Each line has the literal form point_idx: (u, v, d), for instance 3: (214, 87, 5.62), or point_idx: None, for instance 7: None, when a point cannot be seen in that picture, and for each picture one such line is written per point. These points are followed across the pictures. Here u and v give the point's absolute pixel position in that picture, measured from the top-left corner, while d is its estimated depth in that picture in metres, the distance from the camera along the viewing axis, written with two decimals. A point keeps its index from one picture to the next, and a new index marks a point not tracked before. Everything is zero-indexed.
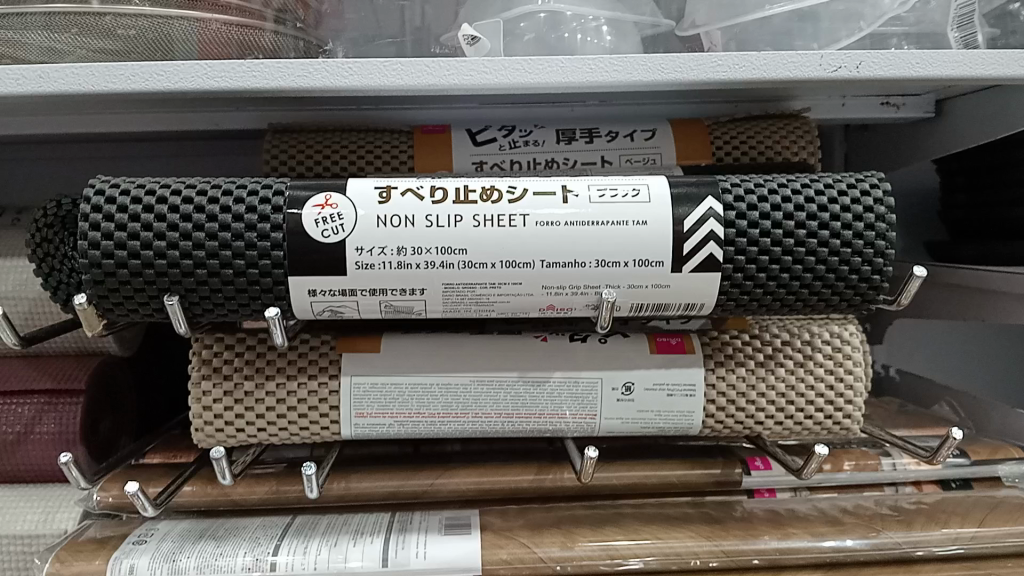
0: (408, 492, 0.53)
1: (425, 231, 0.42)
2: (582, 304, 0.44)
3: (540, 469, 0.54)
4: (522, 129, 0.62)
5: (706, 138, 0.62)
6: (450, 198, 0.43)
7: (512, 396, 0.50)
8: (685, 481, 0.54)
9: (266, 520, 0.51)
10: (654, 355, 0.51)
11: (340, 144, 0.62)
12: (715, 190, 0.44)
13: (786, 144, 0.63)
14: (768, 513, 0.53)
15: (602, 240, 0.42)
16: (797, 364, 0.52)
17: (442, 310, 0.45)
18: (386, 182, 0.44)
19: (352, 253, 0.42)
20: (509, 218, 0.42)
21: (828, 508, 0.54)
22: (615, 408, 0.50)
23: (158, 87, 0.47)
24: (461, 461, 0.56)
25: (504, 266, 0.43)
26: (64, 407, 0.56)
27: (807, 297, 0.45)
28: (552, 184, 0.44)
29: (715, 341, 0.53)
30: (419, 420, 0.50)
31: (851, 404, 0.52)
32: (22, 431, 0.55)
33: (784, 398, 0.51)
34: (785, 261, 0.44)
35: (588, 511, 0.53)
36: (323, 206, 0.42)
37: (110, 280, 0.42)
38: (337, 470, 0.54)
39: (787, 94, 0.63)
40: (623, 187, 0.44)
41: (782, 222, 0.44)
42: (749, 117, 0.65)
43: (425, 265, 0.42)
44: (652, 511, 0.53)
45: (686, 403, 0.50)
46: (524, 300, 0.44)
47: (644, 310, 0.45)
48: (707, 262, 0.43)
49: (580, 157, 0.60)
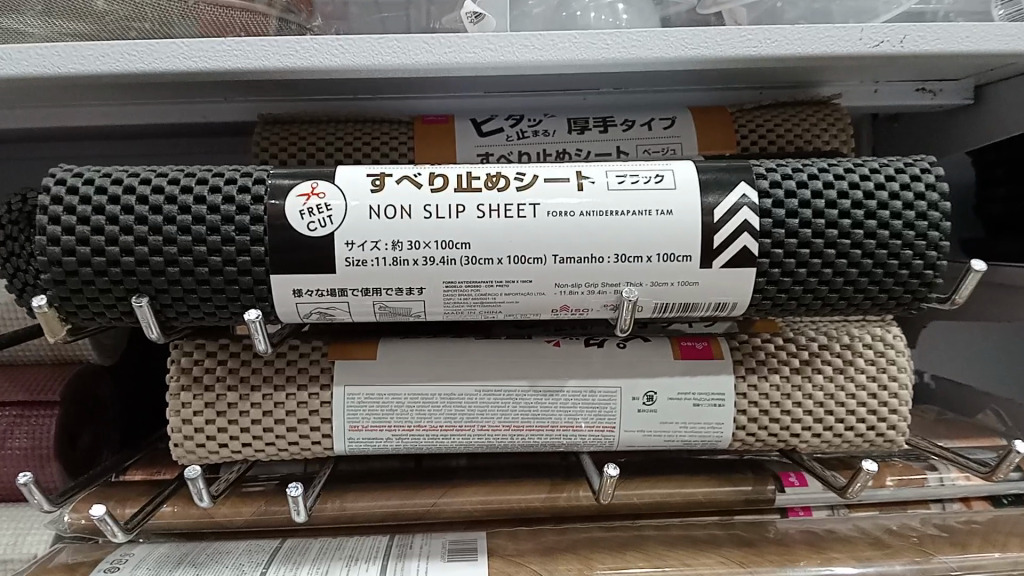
0: (409, 512, 0.49)
1: (424, 222, 0.37)
2: (600, 304, 0.40)
3: (552, 487, 0.49)
4: (531, 118, 0.58)
5: (730, 125, 0.57)
6: (451, 185, 0.38)
7: (522, 407, 0.45)
8: (713, 500, 0.49)
9: (254, 543, 0.47)
10: (678, 361, 0.46)
11: (336, 136, 0.57)
12: (748, 175, 0.39)
13: (816, 133, 0.58)
14: (804, 534, 0.48)
15: (622, 233, 0.38)
16: (836, 370, 0.47)
17: (443, 312, 0.40)
18: (380, 167, 0.39)
19: (341, 248, 0.37)
20: (517, 207, 0.38)
21: (870, 529, 0.49)
22: (636, 420, 0.46)
23: (129, 69, 0.42)
24: (466, 477, 0.51)
25: (514, 262, 0.38)
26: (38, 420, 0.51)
27: (851, 296, 0.41)
28: (565, 169, 0.39)
29: (745, 345, 0.48)
30: (420, 434, 0.45)
31: (896, 414, 0.47)
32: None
33: (821, 408, 0.47)
34: (827, 255, 0.39)
35: (607, 532, 0.48)
36: (309, 196, 0.38)
37: (72, 280, 0.38)
38: (330, 488, 0.50)
39: (817, 78, 0.58)
40: (644, 173, 0.39)
41: (824, 210, 0.39)
42: (776, 103, 0.61)
43: (424, 261, 0.38)
44: (677, 533, 0.48)
45: (715, 413, 0.46)
46: (535, 301, 0.40)
47: (668, 311, 0.40)
48: (740, 255, 0.38)
49: (595, 148, 0.56)
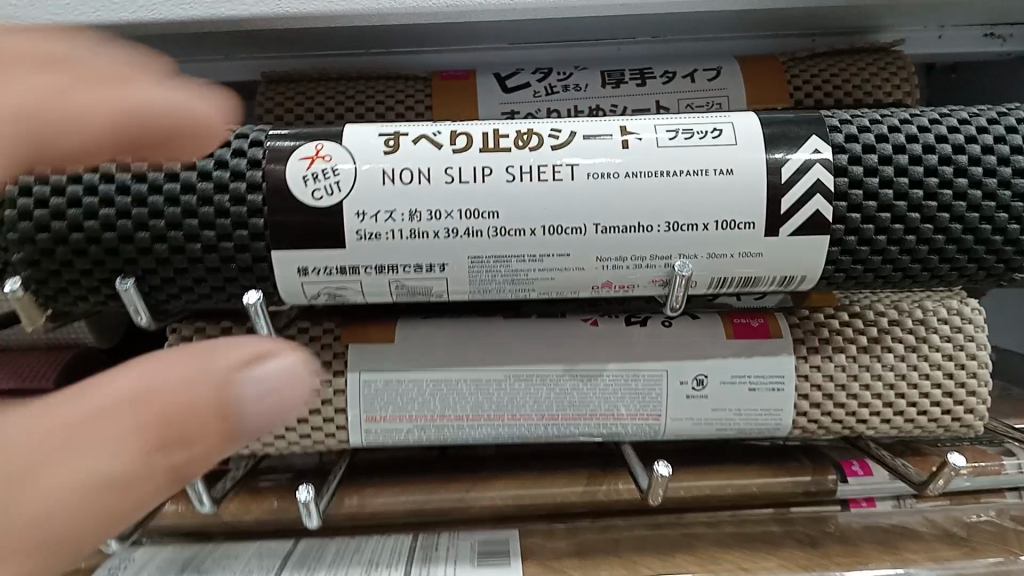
0: (434, 509, 0.44)
1: (445, 189, 0.33)
2: (647, 280, 0.34)
3: (591, 479, 0.45)
4: (560, 70, 0.52)
5: (781, 75, 0.52)
6: (475, 145, 0.33)
7: (556, 394, 0.41)
8: (767, 492, 0.45)
9: (265, 545, 0.43)
10: (731, 341, 0.41)
11: (345, 95, 0.52)
12: (821, 128, 0.34)
13: (877, 83, 0.52)
14: (871, 529, 0.44)
15: (673, 197, 0.32)
16: (908, 348, 0.42)
17: (468, 292, 0.35)
18: (393, 126, 0.34)
19: (351, 219, 0.33)
20: (551, 169, 0.33)
21: (943, 523, 0.44)
22: (685, 407, 0.41)
23: (114, 18, 0.39)
24: (496, 468, 0.46)
25: (548, 233, 0.33)
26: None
27: (936, 267, 0.35)
28: (606, 124, 0.34)
29: (807, 322, 0.42)
30: (444, 424, 0.41)
31: (974, 396, 0.42)
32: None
33: (891, 391, 0.42)
34: (911, 220, 0.34)
35: (653, 530, 0.44)
36: (314, 158, 0.33)
37: (47, 260, 0.33)
38: (349, 482, 0.46)
39: (878, 21, 0.52)
40: (698, 126, 0.33)
41: (908, 167, 0.34)
42: (830, 51, 0.55)
43: (446, 233, 0.33)
44: (730, 530, 0.44)
45: (773, 399, 0.41)
46: (573, 277, 0.34)
47: (725, 287, 0.35)
48: (812, 222, 0.33)
49: (631, 103, 0.51)
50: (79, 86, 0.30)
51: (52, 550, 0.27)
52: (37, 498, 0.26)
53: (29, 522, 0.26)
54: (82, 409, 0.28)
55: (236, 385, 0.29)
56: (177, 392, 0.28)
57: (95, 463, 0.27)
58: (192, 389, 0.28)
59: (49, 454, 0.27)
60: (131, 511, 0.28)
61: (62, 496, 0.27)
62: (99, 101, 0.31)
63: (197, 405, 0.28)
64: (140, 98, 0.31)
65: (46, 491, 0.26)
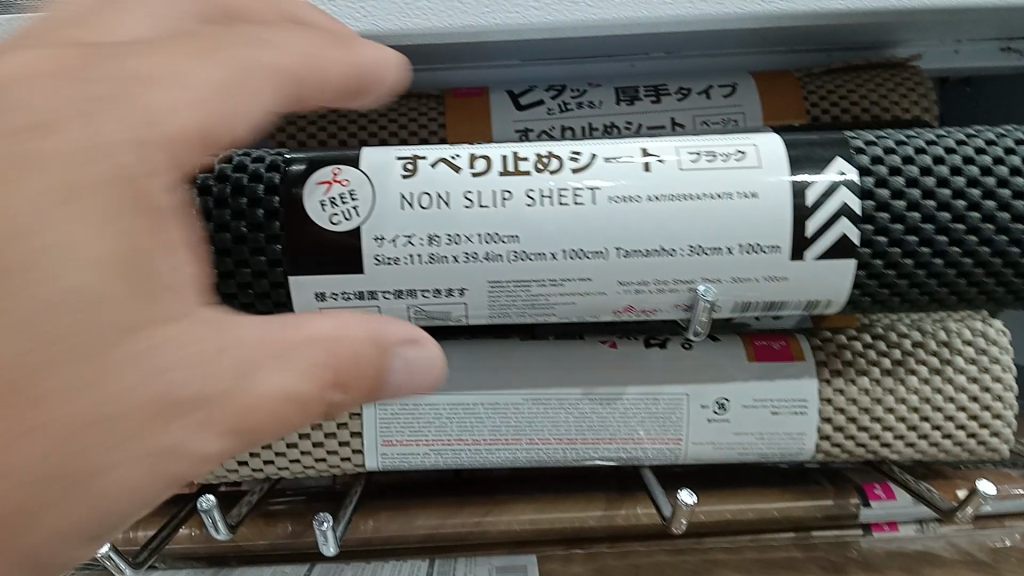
0: (450, 534, 0.44)
1: (464, 213, 0.32)
2: (670, 304, 0.34)
3: (609, 503, 0.44)
4: (574, 87, 0.52)
5: (798, 91, 0.51)
6: (495, 168, 0.33)
7: (574, 418, 0.40)
8: (788, 516, 0.44)
9: (280, 571, 0.42)
10: (753, 364, 0.40)
11: (358, 113, 0.52)
12: (847, 149, 0.33)
13: (894, 99, 0.51)
14: (894, 554, 0.43)
15: (697, 221, 0.32)
16: (933, 371, 0.41)
17: (487, 316, 0.35)
18: (411, 148, 0.34)
19: (369, 244, 0.32)
20: (572, 192, 0.32)
21: (968, 547, 0.44)
22: (705, 431, 0.40)
23: None
24: (512, 490, 0.46)
25: (569, 257, 0.32)
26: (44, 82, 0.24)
27: (963, 290, 0.35)
28: (628, 146, 0.33)
29: (829, 344, 0.42)
30: (461, 449, 0.40)
31: (1000, 419, 0.41)
32: (110, 180, 0.23)
33: (915, 414, 0.41)
34: (938, 244, 0.33)
35: (673, 556, 0.43)
36: (331, 183, 0.32)
37: None
38: (364, 506, 0.45)
39: (895, 37, 0.51)
40: (721, 148, 0.33)
41: (935, 190, 0.33)
42: (846, 67, 0.54)
43: (465, 258, 0.32)
44: (751, 556, 0.43)
45: (795, 422, 0.40)
46: (594, 302, 0.34)
47: (750, 309, 0.34)
48: (837, 246, 0.32)
49: (646, 121, 0.50)
50: (317, 47, 0.29)
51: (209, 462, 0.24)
52: (231, 405, 0.23)
53: (207, 425, 0.23)
54: (272, 336, 0.24)
55: (395, 359, 0.26)
56: (335, 348, 0.24)
57: (276, 382, 0.24)
58: (365, 354, 0.25)
59: (242, 358, 0.23)
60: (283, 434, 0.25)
61: (257, 410, 0.23)
62: (330, 62, 0.29)
63: (372, 366, 0.25)
64: (350, 104, 0.30)
65: (206, 405, 0.23)
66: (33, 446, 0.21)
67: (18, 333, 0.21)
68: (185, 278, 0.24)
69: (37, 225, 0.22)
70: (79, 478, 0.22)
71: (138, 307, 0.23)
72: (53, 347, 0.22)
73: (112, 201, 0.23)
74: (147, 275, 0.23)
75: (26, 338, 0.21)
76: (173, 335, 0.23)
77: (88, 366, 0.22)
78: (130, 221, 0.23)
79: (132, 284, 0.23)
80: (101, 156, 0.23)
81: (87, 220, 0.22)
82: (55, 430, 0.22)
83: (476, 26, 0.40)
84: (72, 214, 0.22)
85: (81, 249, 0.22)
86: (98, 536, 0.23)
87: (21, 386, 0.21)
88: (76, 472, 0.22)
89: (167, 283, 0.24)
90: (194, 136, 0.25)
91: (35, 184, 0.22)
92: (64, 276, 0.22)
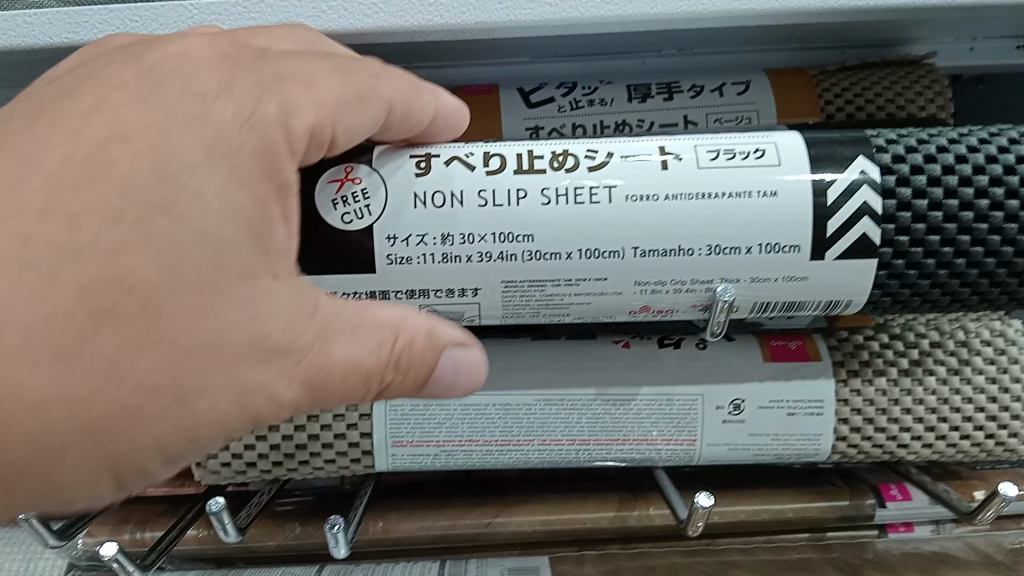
0: (460, 535, 0.43)
1: (478, 212, 0.31)
2: (687, 304, 0.34)
3: (621, 504, 0.44)
4: (585, 85, 0.51)
5: (812, 89, 0.50)
6: (510, 166, 0.32)
7: (588, 419, 0.40)
8: (803, 518, 0.43)
9: (289, 572, 0.42)
10: (769, 364, 0.40)
11: None
12: (868, 147, 0.33)
13: (910, 96, 0.51)
14: (911, 555, 0.43)
15: (715, 220, 0.31)
16: (951, 371, 0.41)
17: (500, 316, 0.34)
18: (425, 147, 0.33)
19: (382, 244, 0.32)
20: (588, 191, 0.32)
21: (985, 549, 0.43)
22: (720, 432, 0.40)
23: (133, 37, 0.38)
24: (524, 491, 0.45)
25: (585, 256, 0.32)
26: (202, 72, 0.29)
27: (985, 290, 0.34)
28: (645, 144, 0.33)
29: (846, 344, 0.41)
30: (473, 450, 0.40)
31: (1019, 420, 0.40)
32: (246, 147, 0.28)
33: (934, 415, 0.40)
34: (961, 243, 0.33)
35: (686, 557, 0.43)
36: (343, 181, 0.32)
37: None
38: (373, 506, 0.45)
39: (910, 33, 0.51)
40: (740, 146, 0.32)
41: (957, 189, 0.33)
42: (860, 64, 0.53)
43: (480, 257, 0.32)
44: (765, 557, 0.42)
45: (812, 423, 0.40)
46: (610, 302, 0.33)
47: (770, 310, 0.34)
48: (858, 245, 0.32)
49: (658, 118, 0.50)
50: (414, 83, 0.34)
51: (278, 406, 0.29)
52: (310, 363, 0.29)
53: (285, 374, 0.29)
54: (348, 317, 0.30)
55: (439, 357, 0.32)
56: (397, 333, 0.31)
57: (348, 352, 0.30)
58: (419, 345, 0.31)
59: (322, 326, 0.29)
60: (333, 398, 0.30)
61: (324, 369, 0.29)
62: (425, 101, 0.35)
63: (422, 356, 0.31)
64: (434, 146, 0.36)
65: (289, 356, 0.29)
66: (150, 355, 0.26)
67: (158, 255, 0.27)
68: (289, 247, 0.30)
69: (184, 173, 0.27)
70: (178, 397, 0.27)
71: (255, 260, 0.28)
72: (179, 273, 0.27)
73: (249, 167, 0.28)
74: (263, 236, 0.29)
75: (162, 264, 0.27)
76: (276, 293, 0.29)
77: (209, 298, 0.27)
78: (258, 186, 0.29)
79: (253, 240, 0.28)
80: (243, 128, 0.28)
81: (227, 176, 0.28)
82: (173, 344, 0.27)
83: (488, 23, 0.39)
84: (217, 171, 0.28)
85: (217, 200, 0.28)
86: (148, 465, 0.28)
87: (150, 303, 0.26)
88: (177, 386, 0.27)
89: (276, 246, 0.29)
90: (305, 130, 0.29)
91: (188, 140, 0.28)
92: (200, 219, 0.27)
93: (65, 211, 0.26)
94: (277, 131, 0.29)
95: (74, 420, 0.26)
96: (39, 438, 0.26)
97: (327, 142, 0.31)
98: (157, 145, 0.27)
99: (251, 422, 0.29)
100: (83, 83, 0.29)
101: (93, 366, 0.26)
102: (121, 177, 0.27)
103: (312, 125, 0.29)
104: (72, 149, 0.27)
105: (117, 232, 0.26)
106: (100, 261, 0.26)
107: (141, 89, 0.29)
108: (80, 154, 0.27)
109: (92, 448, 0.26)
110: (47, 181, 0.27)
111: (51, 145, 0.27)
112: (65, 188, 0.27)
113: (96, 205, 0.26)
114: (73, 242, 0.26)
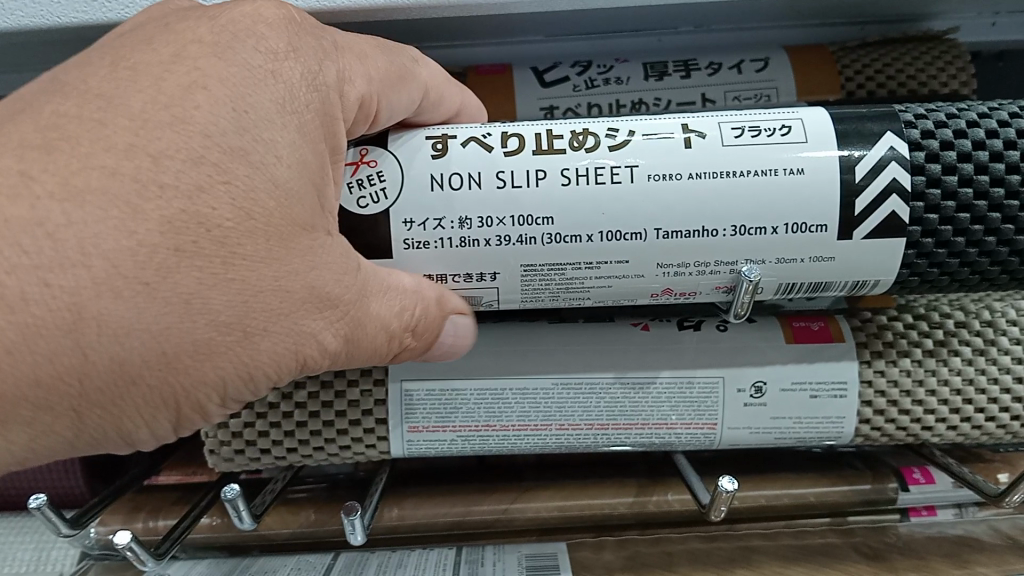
0: (477, 522, 0.43)
1: (496, 193, 0.31)
2: (711, 286, 0.33)
3: (639, 490, 0.43)
4: (600, 63, 0.50)
5: (832, 65, 0.49)
6: (529, 146, 0.31)
7: (607, 403, 0.39)
8: (825, 503, 0.43)
9: (305, 559, 0.41)
10: (792, 346, 0.39)
11: None
12: (897, 123, 0.31)
13: (932, 73, 0.49)
14: (935, 539, 0.42)
15: (740, 199, 0.30)
16: (977, 352, 0.40)
17: (519, 300, 0.34)
18: (440, 127, 0.32)
19: (398, 227, 0.31)
20: (610, 170, 0.31)
21: (1011, 532, 0.42)
22: (742, 416, 0.39)
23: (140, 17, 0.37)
24: (541, 477, 0.45)
25: (606, 238, 0.31)
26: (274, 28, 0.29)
27: (1015, 269, 0.33)
28: (667, 122, 0.32)
29: (869, 326, 0.40)
30: (489, 435, 0.39)
31: None
32: (312, 107, 0.29)
33: (959, 397, 0.39)
34: (991, 220, 0.32)
35: (708, 543, 0.42)
36: (358, 164, 0.31)
37: None
38: (389, 493, 0.44)
39: (933, 8, 0.49)
40: (766, 123, 0.31)
41: (988, 165, 0.32)
42: (880, 40, 0.52)
43: (498, 240, 0.31)
44: (789, 543, 0.42)
45: (836, 407, 0.39)
46: (632, 284, 0.33)
47: (795, 292, 0.33)
48: (887, 225, 0.31)
49: (675, 96, 0.49)
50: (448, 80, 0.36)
51: (321, 356, 0.29)
52: (351, 317, 0.29)
53: (332, 324, 0.29)
54: (380, 275, 0.30)
55: (444, 323, 0.32)
56: (421, 297, 0.31)
57: (380, 311, 0.30)
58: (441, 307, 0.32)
59: (364, 283, 0.30)
60: (365, 353, 0.31)
61: (366, 321, 0.30)
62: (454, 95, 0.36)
63: (434, 321, 0.32)
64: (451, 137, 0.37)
65: (338, 308, 0.29)
66: (224, 292, 0.26)
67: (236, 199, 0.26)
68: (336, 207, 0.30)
69: (258, 123, 0.27)
70: (242, 335, 0.27)
71: (317, 215, 0.29)
72: (254, 219, 0.27)
73: (314, 127, 0.29)
74: (321, 194, 0.29)
75: (238, 208, 0.26)
76: (330, 246, 0.29)
77: (279, 244, 0.27)
78: (319, 144, 0.29)
79: (315, 194, 0.28)
80: (309, 88, 0.29)
81: (296, 131, 0.28)
82: (246, 285, 0.27)
83: None
84: (288, 125, 0.28)
85: (288, 152, 0.28)
86: (206, 403, 0.28)
87: (227, 242, 0.26)
88: (245, 326, 0.27)
89: (331, 206, 0.29)
90: (357, 99, 0.30)
91: (265, 91, 0.27)
92: (271, 169, 0.27)
93: (150, 147, 0.26)
94: (334, 96, 0.30)
95: (148, 352, 0.26)
96: (115, 366, 0.25)
97: (372, 116, 0.32)
98: (234, 95, 0.27)
99: (296, 368, 0.29)
100: (160, 30, 0.28)
101: (172, 301, 0.25)
102: (202, 122, 0.26)
103: (362, 96, 0.31)
104: (153, 92, 0.26)
105: (198, 171, 0.26)
106: (182, 198, 0.26)
107: (218, 44, 0.28)
108: (163, 97, 0.26)
109: (160, 380, 0.26)
110: (132, 119, 0.26)
111: (134, 87, 0.27)
112: (149, 129, 0.26)
113: (172, 148, 0.26)
114: (155, 177, 0.25)
